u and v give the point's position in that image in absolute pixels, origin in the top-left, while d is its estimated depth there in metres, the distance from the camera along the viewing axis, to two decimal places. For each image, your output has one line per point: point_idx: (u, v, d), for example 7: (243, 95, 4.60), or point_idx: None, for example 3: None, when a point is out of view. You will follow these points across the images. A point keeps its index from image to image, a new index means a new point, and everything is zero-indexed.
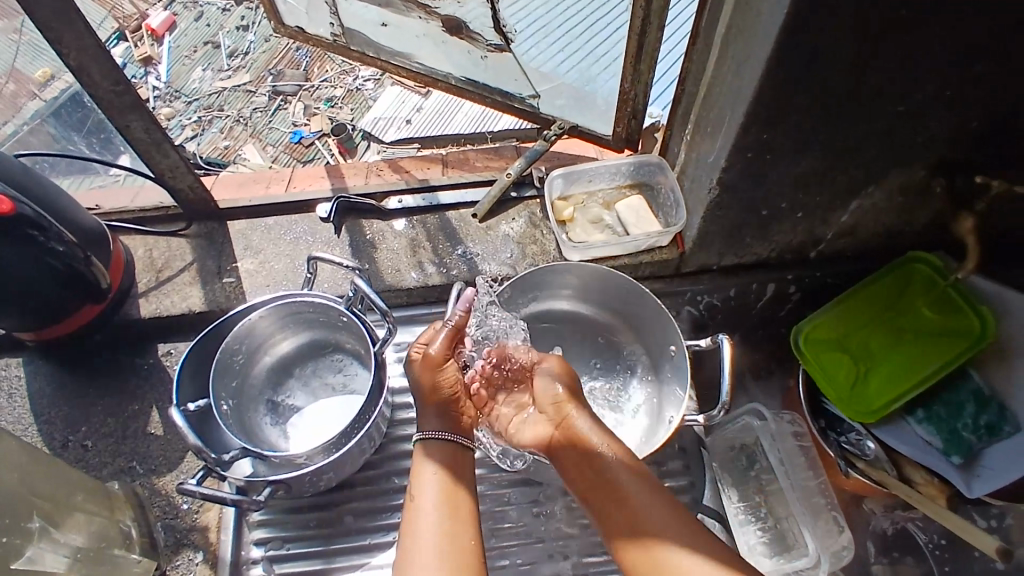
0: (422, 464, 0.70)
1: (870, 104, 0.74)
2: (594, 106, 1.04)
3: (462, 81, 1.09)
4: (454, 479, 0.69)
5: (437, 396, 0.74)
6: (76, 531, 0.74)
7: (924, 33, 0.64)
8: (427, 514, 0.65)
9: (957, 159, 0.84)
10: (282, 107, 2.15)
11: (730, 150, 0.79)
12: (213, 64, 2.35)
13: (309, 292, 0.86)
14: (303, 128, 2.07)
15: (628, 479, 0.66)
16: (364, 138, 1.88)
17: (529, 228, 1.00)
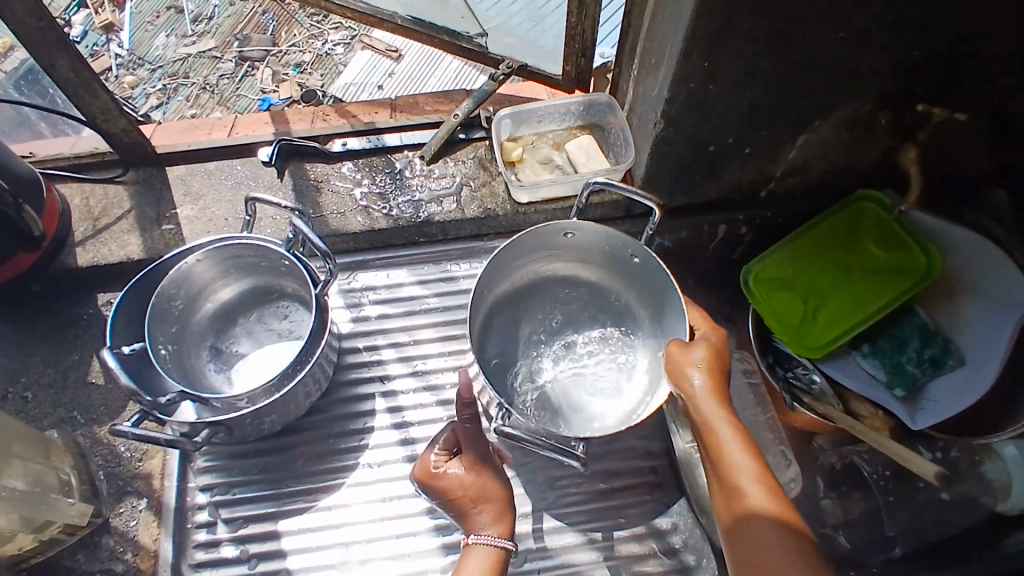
0: (467, 560, 0.72)
1: (810, 29, 0.73)
2: (543, 44, 1.03)
3: (408, 20, 1.03)
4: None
5: (483, 494, 0.75)
6: (9, 475, 0.72)
7: None
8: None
9: (901, 89, 0.83)
10: (250, 73, 1.94)
11: (672, 80, 0.78)
12: (177, 29, 2.05)
13: (247, 234, 0.84)
14: (271, 96, 1.89)
15: (750, 480, 0.65)
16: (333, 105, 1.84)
17: (477, 169, 0.99)
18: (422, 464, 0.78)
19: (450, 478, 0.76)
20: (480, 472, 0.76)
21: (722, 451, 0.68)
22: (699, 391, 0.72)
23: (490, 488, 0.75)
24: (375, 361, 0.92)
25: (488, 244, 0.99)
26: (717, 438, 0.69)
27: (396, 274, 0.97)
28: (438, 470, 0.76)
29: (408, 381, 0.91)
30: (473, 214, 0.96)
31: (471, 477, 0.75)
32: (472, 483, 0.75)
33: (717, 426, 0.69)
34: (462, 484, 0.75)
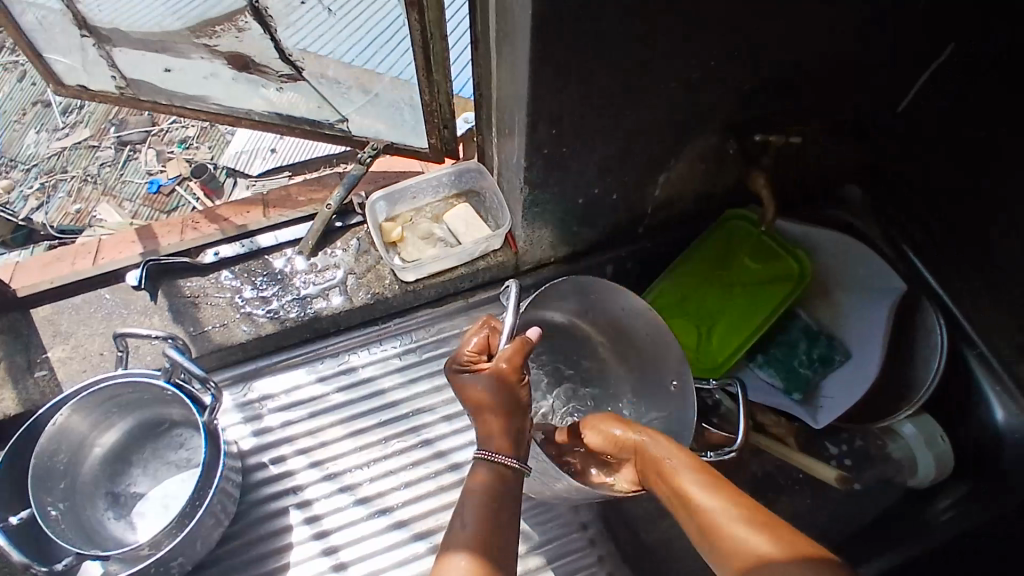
0: (470, 486, 0.67)
1: (641, 84, 0.77)
2: (405, 124, 1.02)
3: (266, 115, 1.05)
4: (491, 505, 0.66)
5: (506, 405, 0.69)
6: None
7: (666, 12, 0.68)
8: (468, 553, 0.61)
9: (740, 120, 0.88)
10: (131, 156, 1.87)
11: (526, 149, 0.80)
12: (45, 123, 1.95)
13: (121, 373, 0.81)
14: (159, 175, 1.82)
15: (753, 540, 0.58)
16: (230, 175, 1.73)
17: (359, 255, 0.98)
18: (466, 351, 0.72)
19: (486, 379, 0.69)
20: (511, 395, 0.69)
21: (720, 529, 0.61)
22: (671, 488, 0.69)
23: (509, 413, 0.69)
24: (283, 475, 0.90)
25: (383, 327, 0.98)
26: (711, 515, 0.63)
27: (294, 375, 0.95)
28: (494, 368, 0.69)
29: (322, 486, 0.90)
30: (362, 302, 0.95)
31: (499, 396, 0.69)
32: (493, 400, 0.69)
33: (706, 500, 0.65)
34: (496, 386, 0.69)
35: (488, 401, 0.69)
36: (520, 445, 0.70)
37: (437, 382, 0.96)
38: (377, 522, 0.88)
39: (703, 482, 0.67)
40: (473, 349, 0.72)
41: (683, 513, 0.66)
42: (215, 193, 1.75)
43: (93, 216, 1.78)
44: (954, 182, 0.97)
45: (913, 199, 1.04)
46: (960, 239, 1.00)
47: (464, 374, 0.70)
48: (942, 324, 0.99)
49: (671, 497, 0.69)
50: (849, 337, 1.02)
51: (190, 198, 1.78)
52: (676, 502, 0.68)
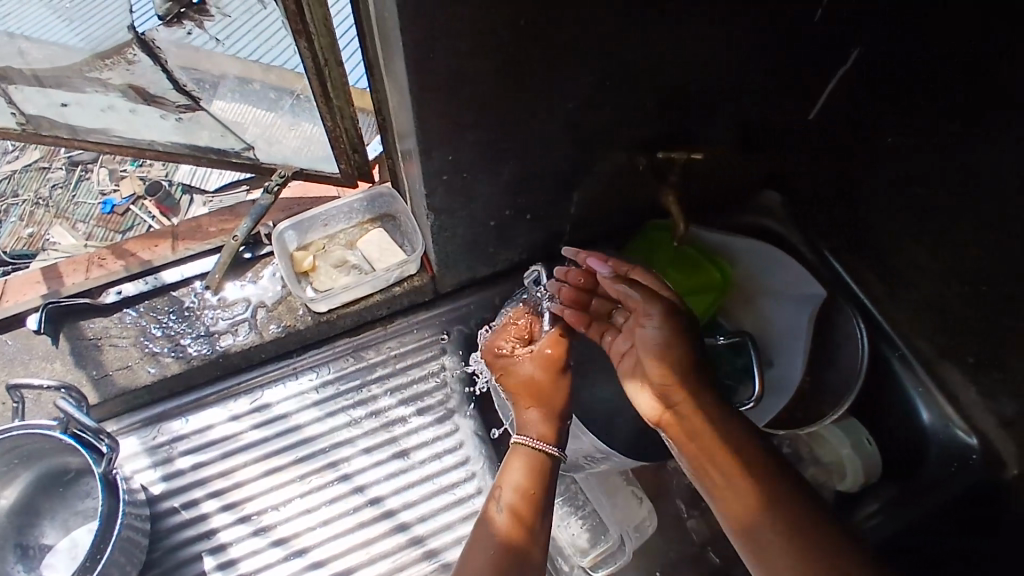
0: (508, 467, 0.80)
1: (534, 108, 0.75)
2: (319, 150, 1.00)
3: (170, 145, 1.01)
4: (518, 479, 0.78)
5: (535, 397, 0.84)
6: None
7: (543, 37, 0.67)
8: (486, 532, 0.74)
9: (646, 137, 0.88)
10: (84, 176, 1.79)
11: (424, 177, 0.78)
12: None
13: (24, 422, 0.78)
14: (113, 195, 1.75)
15: (739, 484, 0.68)
16: (186, 191, 1.69)
17: (270, 287, 0.95)
18: (506, 333, 0.90)
19: (526, 355, 0.87)
20: (552, 371, 0.85)
21: (720, 467, 0.69)
22: (671, 414, 0.75)
23: (541, 396, 0.84)
24: (196, 518, 0.87)
25: (299, 360, 0.96)
26: (710, 445, 0.71)
27: (206, 415, 0.92)
28: (533, 350, 0.87)
29: (236, 529, 0.87)
30: (272, 336, 0.92)
31: (541, 376, 0.85)
32: (538, 384, 0.85)
33: (701, 424, 0.72)
34: (534, 364, 0.86)
35: (512, 370, 0.86)
36: (558, 435, 0.82)
37: (356, 414, 0.94)
38: (292, 564, 0.86)
39: (694, 402, 0.74)
40: (497, 336, 0.90)
41: (681, 438, 0.73)
42: (170, 212, 1.69)
43: (47, 240, 1.73)
44: (868, 186, 0.97)
45: (832, 202, 1.04)
46: (877, 243, 0.99)
47: (502, 356, 0.88)
48: (861, 324, 0.99)
49: (668, 422, 0.75)
50: (771, 345, 1.02)
51: (146, 217, 1.72)
52: (670, 427, 0.75)
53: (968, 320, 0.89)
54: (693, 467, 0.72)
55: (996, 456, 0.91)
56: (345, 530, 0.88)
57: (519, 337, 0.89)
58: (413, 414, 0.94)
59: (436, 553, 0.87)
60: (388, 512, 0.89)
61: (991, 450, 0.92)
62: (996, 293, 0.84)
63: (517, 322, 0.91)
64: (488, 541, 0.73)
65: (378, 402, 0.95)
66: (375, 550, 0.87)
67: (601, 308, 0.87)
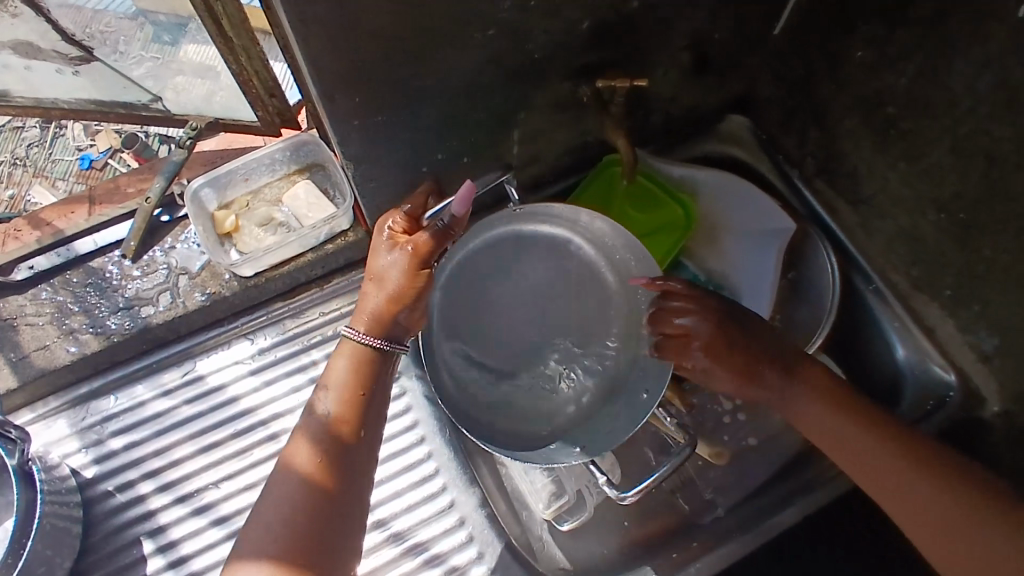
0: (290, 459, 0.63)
1: (446, 35, 0.66)
2: (229, 96, 0.91)
3: (75, 102, 0.91)
4: (338, 468, 0.63)
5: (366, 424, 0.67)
6: None
7: None
8: (316, 539, 0.59)
9: (585, 61, 0.79)
10: (60, 133, 1.70)
11: (332, 124, 0.70)
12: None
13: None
14: (89, 149, 1.67)
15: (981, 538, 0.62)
16: (158, 139, 1.59)
17: (193, 252, 0.88)
18: (394, 281, 0.69)
19: (351, 339, 0.69)
20: (357, 427, 0.66)
21: (904, 490, 0.66)
22: (850, 432, 0.70)
23: (379, 393, 0.69)
24: (134, 500, 0.83)
25: (233, 327, 0.90)
26: (926, 514, 0.65)
27: (135, 392, 0.87)
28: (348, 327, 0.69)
29: (175, 510, 0.82)
30: (197, 305, 0.86)
31: (344, 398, 0.66)
32: (339, 407, 0.66)
33: (897, 467, 0.67)
34: (399, 314, 0.69)
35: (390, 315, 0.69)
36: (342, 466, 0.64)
37: (295, 383, 0.88)
38: (235, 543, 0.81)
39: (912, 472, 0.66)
40: (400, 275, 0.69)
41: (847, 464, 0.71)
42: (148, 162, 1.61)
43: (28, 200, 1.66)
44: (839, 103, 0.87)
45: (803, 124, 0.95)
46: (850, 167, 0.90)
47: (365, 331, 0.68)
48: (832, 257, 0.92)
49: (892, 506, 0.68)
50: (736, 286, 0.95)
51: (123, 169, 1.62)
52: (863, 481, 0.70)
53: (945, 248, 0.82)
54: (927, 551, 0.66)
55: (976, 392, 0.86)
56: None
57: (406, 289, 0.69)
58: None
59: (385, 521, 0.86)
60: None
61: (970, 385, 0.86)
62: (973, 219, 0.77)
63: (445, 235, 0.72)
64: (341, 531, 0.61)
65: (319, 368, 0.88)
66: None
67: (379, 321, 0.69)
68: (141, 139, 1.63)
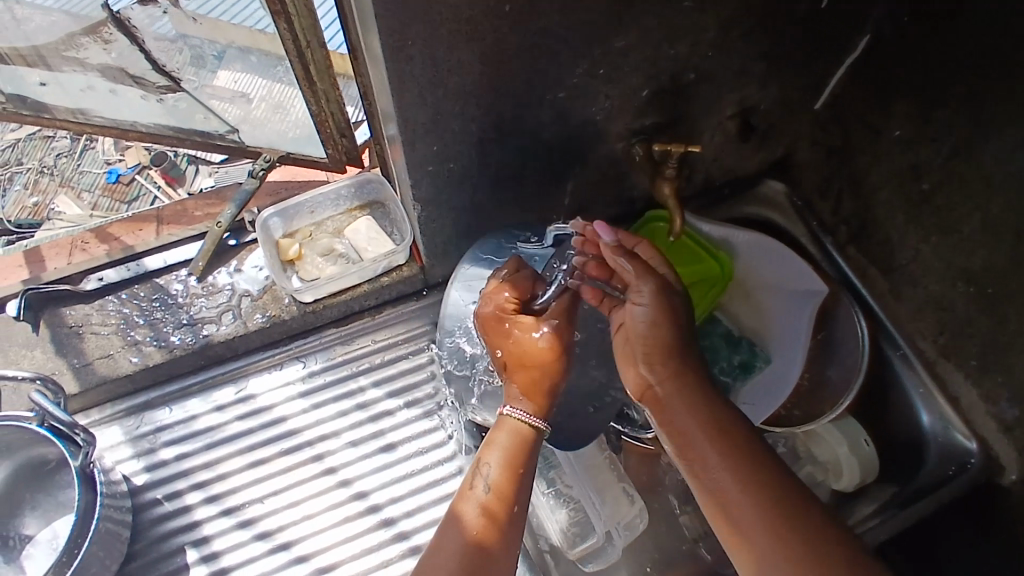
0: (443, 542, 0.64)
1: (523, 94, 0.72)
2: (299, 130, 0.97)
3: (153, 126, 0.98)
4: (501, 548, 0.63)
5: (519, 504, 0.67)
6: None
7: (530, 22, 0.64)
8: None
9: (643, 123, 0.85)
10: (89, 146, 1.88)
11: (409, 166, 0.75)
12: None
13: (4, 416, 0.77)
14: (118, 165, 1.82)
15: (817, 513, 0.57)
16: (190, 163, 1.68)
17: (256, 275, 0.93)
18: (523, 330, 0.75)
19: (512, 420, 0.72)
20: (517, 497, 0.68)
21: (740, 461, 0.60)
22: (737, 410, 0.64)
23: (531, 475, 0.70)
24: (179, 510, 0.85)
25: (287, 349, 0.94)
26: (727, 477, 0.60)
27: (189, 405, 0.90)
28: (507, 409, 0.72)
29: (220, 521, 0.85)
30: (257, 326, 0.90)
31: (502, 475, 0.68)
32: (495, 483, 0.67)
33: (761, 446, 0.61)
34: (548, 385, 0.73)
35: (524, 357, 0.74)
36: (499, 541, 0.64)
37: (342, 407, 0.91)
38: (277, 558, 0.83)
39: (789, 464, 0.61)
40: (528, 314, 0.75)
41: (715, 451, 0.61)
42: (177, 181, 1.72)
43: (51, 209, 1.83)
44: (874, 177, 0.93)
45: (837, 194, 1.00)
46: (883, 236, 0.95)
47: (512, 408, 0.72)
48: (862, 320, 0.96)
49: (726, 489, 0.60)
50: (768, 342, 0.99)
51: (152, 187, 1.77)
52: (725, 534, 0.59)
53: (972, 319, 0.86)
54: None
55: (996, 459, 0.88)
56: (328, 525, 0.85)
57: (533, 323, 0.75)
58: (402, 407, 0.92)
59: None
60: (373, 507, 0.86)
61: (991, 453, 0.89)
62: (1002, 293, 0.81)
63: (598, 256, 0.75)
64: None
65: (365, 395, 0.92)
66: (359, 544, 0.84)
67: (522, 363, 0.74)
68: (171, 160, 1.74)
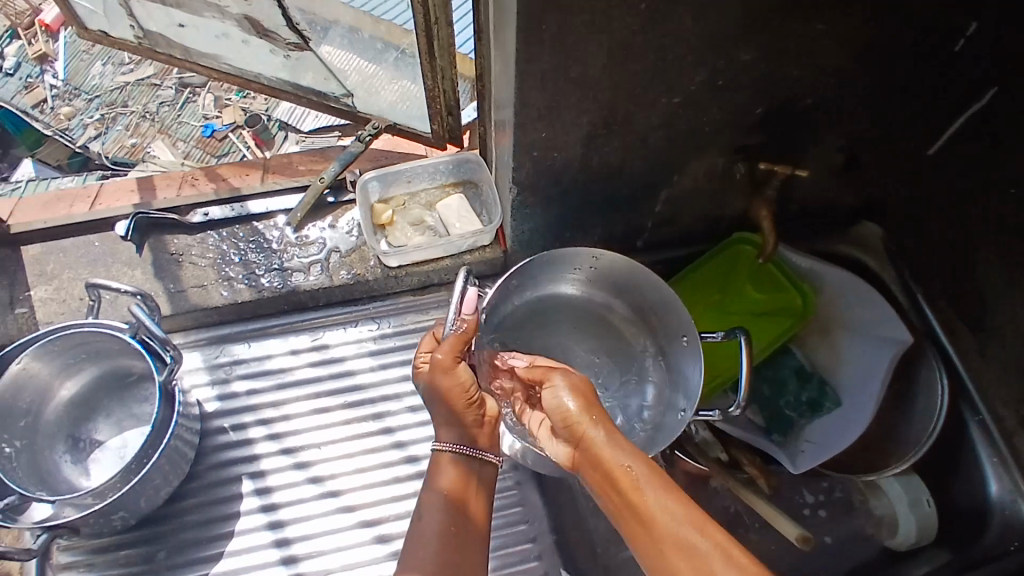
0: (411, 556, 0.61)
1: (639, 94, 0.73)
2: (409, 102, 1.00)
3: (276, 80, 1.04)
4: (472, 546, 0.63)
5: (478, 506, 0.66)
6: None
7: (664, 23, 0.65)
8: None
9: (749, 142, 0.84)
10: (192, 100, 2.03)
11: (515, 149, 0.77)
12: (112, 58, 2.22)
13: (92, 322, 0.81)
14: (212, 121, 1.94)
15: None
16: (281, 129, 1.77)
17: (347, 233, 0.97)
18: (452, 384, 0.66)
19: (447, 451, 0.67)
20: (477, 501, 0.67)
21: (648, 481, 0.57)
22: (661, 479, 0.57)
23: (487, 485, 0.68)
24: (241, 442, 0.89)
25: (364, 308, 0.97)
26: (639, 487, 0.57)
27: (267, 345, 0.94)
28: (438, 444, 0.68)
29: (278, 459, 0.88)
30: (342, 281, 0.94)
31: (458, 484, 0.66)
32: (454, 493, 0.65)
33: (669, 519, 0.54)
34: (480, 415, 0.68)
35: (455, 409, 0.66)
36: (465, 548, 0.62)
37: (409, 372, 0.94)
38: (325, 503, 0.86)
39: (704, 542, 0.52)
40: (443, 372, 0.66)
41: (614, 502, 0.58)
42: (265, 144, 1.81)
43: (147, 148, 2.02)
44: (976, 234, 0.90)
45: (932, 245, 0.98)
46: (976, 295, 0.92)
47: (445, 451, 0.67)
48: (945, 381, 0.92)
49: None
50: (839, 384, 0.97)
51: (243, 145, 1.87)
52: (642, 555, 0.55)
53: None
54: None
55: None
56: (378, 482, 0.88)
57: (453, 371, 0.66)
58: None
59: None
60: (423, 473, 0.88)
61: None
62: None
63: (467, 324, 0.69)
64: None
65: None
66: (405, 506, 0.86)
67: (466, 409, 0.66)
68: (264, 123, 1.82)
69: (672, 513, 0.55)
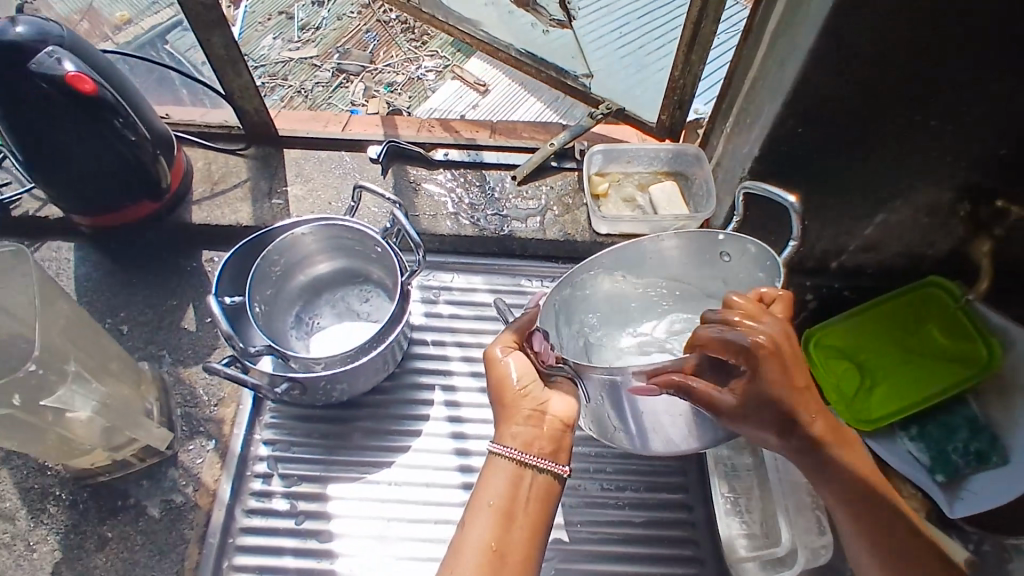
0: (473, 521, 0.62)
1: (902, 108, 0.78)
2: (643, 91, 1.08)
3: (522, 52, 1.13)
4: None
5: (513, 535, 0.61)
6: (116, 391, 0.81)
7: (956, 43, 0.70)
8: None
9: (983, 181, 0.87)
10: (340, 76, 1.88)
11: (765, 139, 0.83)
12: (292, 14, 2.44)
13: (347, 218, 0.91)
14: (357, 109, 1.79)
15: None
16: None
17: (564, 196, 1.06)
18: (508, 388, 0.69)
19: (503, 460, 0.65)
20: (533, 519, 0.62)
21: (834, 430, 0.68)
22: (852, 450, 0.69)
23: (543, 510, 0.64)
24: (439, 356, 0.98)
25: (558, 267, 1.03)
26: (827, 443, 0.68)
27: (473, 279, 1.03)
28: (496, 448, 0.66)
29: (468, 379, 0.97)
30: (554, 236, 1.02)
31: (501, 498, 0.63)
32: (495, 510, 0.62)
33: (873, 493, 0.68)
34: (554, 420, 0.67)
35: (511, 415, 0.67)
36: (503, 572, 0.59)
37: None
38: None
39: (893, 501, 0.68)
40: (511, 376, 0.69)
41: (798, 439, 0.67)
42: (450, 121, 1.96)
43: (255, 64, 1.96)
44: None
45: None
46: None
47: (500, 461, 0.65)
48: None
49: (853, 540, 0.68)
50: (1012, 443, 0.95)
51: None
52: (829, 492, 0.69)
53: None
54: None
55: None
56: None
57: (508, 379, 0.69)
58: None
59: (628, 477, 0.93)
60: None
61: None
62: None
63: (525, 328, 0.73)
64: None
65: None
66: None
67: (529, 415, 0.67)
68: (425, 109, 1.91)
69: (870, 481, 0.69)
